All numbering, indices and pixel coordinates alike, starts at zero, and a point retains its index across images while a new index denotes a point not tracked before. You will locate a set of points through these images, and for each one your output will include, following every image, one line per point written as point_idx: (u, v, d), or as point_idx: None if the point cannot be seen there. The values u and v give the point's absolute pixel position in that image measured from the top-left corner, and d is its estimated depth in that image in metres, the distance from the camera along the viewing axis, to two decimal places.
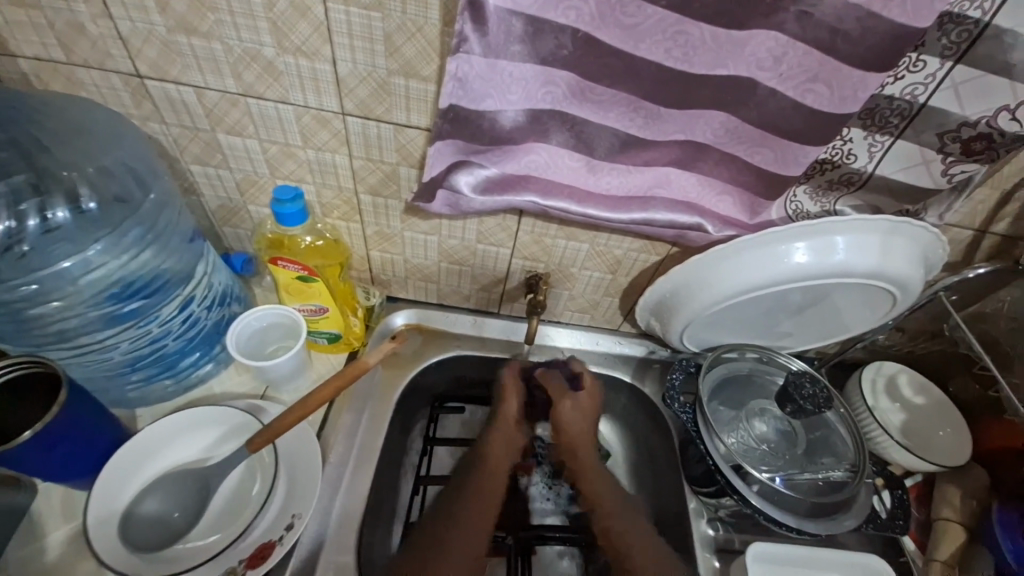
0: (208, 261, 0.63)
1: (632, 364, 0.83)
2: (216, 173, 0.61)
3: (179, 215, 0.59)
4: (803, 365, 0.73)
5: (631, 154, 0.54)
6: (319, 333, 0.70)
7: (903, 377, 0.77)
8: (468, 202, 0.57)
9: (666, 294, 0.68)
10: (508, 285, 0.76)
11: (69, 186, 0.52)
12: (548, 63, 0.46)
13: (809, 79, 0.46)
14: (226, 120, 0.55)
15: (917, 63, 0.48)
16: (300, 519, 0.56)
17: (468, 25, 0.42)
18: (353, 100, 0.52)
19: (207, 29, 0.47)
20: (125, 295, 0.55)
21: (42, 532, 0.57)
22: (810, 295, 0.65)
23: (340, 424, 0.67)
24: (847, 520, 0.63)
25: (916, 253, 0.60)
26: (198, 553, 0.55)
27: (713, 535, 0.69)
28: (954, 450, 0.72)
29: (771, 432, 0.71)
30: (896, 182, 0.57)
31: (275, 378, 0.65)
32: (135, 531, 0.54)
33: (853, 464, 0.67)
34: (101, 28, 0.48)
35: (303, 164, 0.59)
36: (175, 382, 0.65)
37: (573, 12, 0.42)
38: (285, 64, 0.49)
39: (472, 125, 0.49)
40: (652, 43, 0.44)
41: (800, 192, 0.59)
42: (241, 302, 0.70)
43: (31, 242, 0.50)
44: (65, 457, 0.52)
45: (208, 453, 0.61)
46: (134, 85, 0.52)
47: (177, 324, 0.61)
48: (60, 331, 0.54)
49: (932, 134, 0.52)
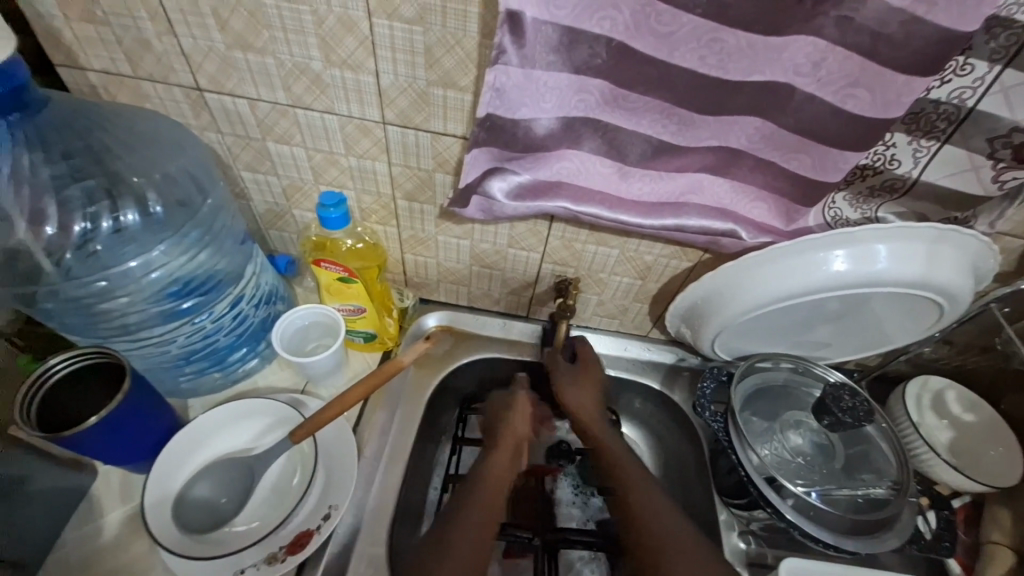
0: (256, 262, 0.67)
1: (662, 370, 0.82)
2: (264, 179, 0.65)
3: (232, 219, 0.63)
4: (842, 377, 0.71)
5: (663, 160, 0.54)
6: (357, 332, 0.72)
7: (952, 394, 0.73)
8: (501, 208, 0.59)
9: (698, 301, 0.67)
10: (537, 289, 0.77)
11: (139, 192, 0.56)
12: (582, 72, 0.47)
13: (849, 84, 0.46)
14: (275, 130, 0.59)
15: (964, 67, 0.47)
16: (336, 509, 0.59)
17: (507, 37, 0.43)
18: (394, 110, 0.54)
19: (262, 45, 0.51)
20: (182, 292, 0.59)
21: (102, 512, 0.61)
22: (848, 304, 0.63)
23: (374, 422, 0.70)
24: (889, 539, 0.60)
25: (965, 263, 0.58)
26: (242, 539, 0.58)
27: (744, 549, 0.68)
28: (1005, 470, 0.68)
29: (807, 445, 0.69)
30: (942, 188, 0.55)
31: (314, 374, 0.68)
32: (186, 513, 0.58)
33: (895, 482, 0.65)
34: (167, 46, 0.52)
35: (344, 171, 0.62)
36: (223, 376, 0.69)
37: (607, 22, 0.43)
38: (331, 76, 0.52)
39: (507, 132, 0.51)
40: (687, 50, 0.45)
41: (839, 197, 0.58)
42: (285, 301, 0.74)
43: (102, 241, 0.55)
44: (126, 441, 0.56)
45: (252, 443, 0.64)
46: (194, 98, 0.56)
47: (228, 320, 0.65)
48: (123, 325, 0.59)
49: (982, 139, 0.50)
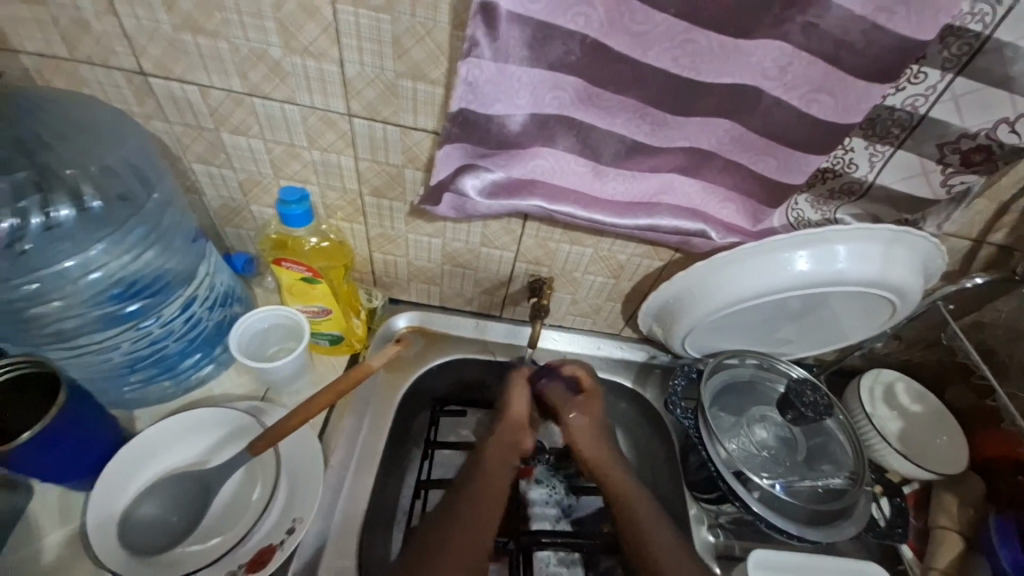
0: (210, 263, 0.63)
1: (633, 369, 0.83)
2: (219, 173, 0.61)
3: (181, 216, 0.59)
4: (803, 372, 0.74)
5: (636, 160, 0.54)
6: (321, 335, 0.69)
7: (901, 385, 0.78)
8: (474, 206, 0.57)
9: (669, 300, 0.68)
10: (509, 289, 0.76)
11: (73, 184, 0.52)
12: (556, 68, 0.46)
13: (814, 89, 0.47)
14: (230, 120, 0.55)
15: (918, 75, 0.49)
16: (301, 523, 0.56)
17: (480, 29, 0.42)
18: (360, 101, 0.52)
19: (215, 28, 0.47)
20: (126, 295, 0.55)
21: (36, 535, 0.56)
22: (810, 303, 0.66)
23: (342, 427, 0.67)
24: (848, 528, 0.63)
25: (917, 262, 0.61)
26: (197, 559, 0.55)
27: (714, 541, 0.70)
28: (952, 457, 0.72)
29: (771, 439, 0.71)
30: (896, 192, 0.57)
31: (276, 380, 0.65)
32: (133, 535, 0.54)
33: (852, 472, 0.68)
34: (108, 26, 0.47)
35: (308, 165, 0.59)
36: (174, 384, 0.64)
37: (581, 19, 0.43)
38: (292, 65, 0.49)
39: (481, 128, 0.49)
40: (660, 50, 0.45)
41: (802, 199, 0.60)
42: (243, 303, 0.69)
43: (32, 240, 0.50)
44: (64, 457, 0.51)
45: (207, 455, 0.60)
46: (138, 84, 0.52)
47: (178, 324, 0.60)
48: (58, 332, 0.54)
49: (933, 144, 0.53)
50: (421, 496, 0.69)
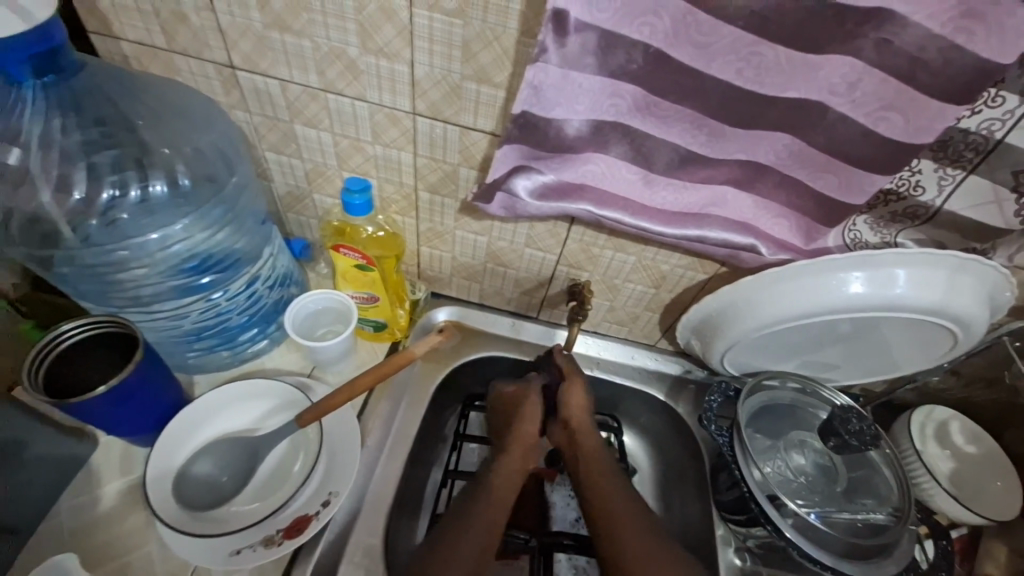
0: (274, 244, 0.67)
1: (667, 382, 0.82)
2: (288, 162, 0.65)
3: (254, 198, 0.63)
4: (848, 401, 0.71)
5: (688, 170, 0.55)
6: (367, 320, 0.73)
7: (956, 425, 0.73)
8: (524, 206, 0.59)
9: (711, 314, 0.67)
10: (549, 291, 0.77)
11: (169, 164, 0.57)
12: (617, 76, 0.47)
13: (882, 107, 0.46)
14: (305, 112, 0.59)
15: (996, 99, 0.47)
16: (336, 497, 0.59)
17: (549, 36, 0.44)
18: (425, 101, 0.54)
19: (300, 27, 0.51)
20: (200, 268, 0.60)
21: (100, 482, 0.61)
22: (861, 328, 0.64)
23: (378, 411, 0.70)
24: (889, 566, 0.60)
25: (982, 294, 0.58)
26: (239, 519, 0.58)
27: (740, 565, 0.68)
28: (1004, 504, 0.68)
29: (809, 466, 0.69)
30: (963, 219, 0.55)
31: (323, 360, 0.68)
32: (185, 489, 0.58)
33: (896, 508, 0.65)
34: (206, 22, 0.52)
35: (369, 159, 0.62)
36: (232, 355, 0.68)
37: (646, 29, 0.44)
38: (366, 64, 0.53)
39: (539, 131, 0.51)
40: (724, 62, 0.45)
41: (860, 221, 0.58)
42: (299, 285, 0.74)
43: (127, 211, 0.56)
44: (134, 410, 0.56)
45: (256, 424, 0.64)
46: (227, 75, 0.56)
47: (242, 300, 0.65)
48: (137, 296, 0.59)
49: (1009, 172, 0.50)
50: (448, 486, 0.71)
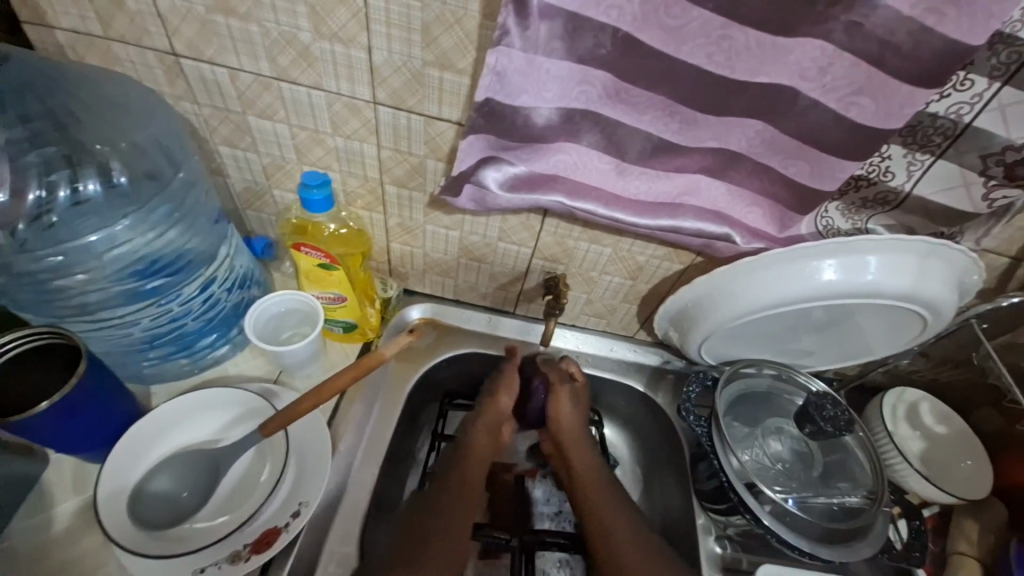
0: (230, 244, 0.63)
1: (646, 373, 0.81)
2: (244, 156, 0.61)
3: (205, 196, 0.60)
4: (823, 387, 0.72)
5: (662, 159, 0.53)
6: (335, 321, 0.70)
7: (925, 405, 0.75)
8: (494, 199, 0.57)
9: (687, 304, 0.67)
10: (525, 285, 0.75)
11: (102, 160, 0.53)
12: (586, 61, 0.45)
13: (853, 92, 0.45)
14: (258, 103, 0.55)
15: (965, 82, 0.46)
16: (307, 507, 0.56)
17: (511, 19, 0.41)
18: (386, 89, 0.52)
19: (247, 11, 0.47)
20: (148, 272, 0.56)
21: (51, 502, 0.58)
22: (834, 314, 0.64)
23: (351, 414, 0.67)
24: (864, 548, 0.61)
25: (951, 278, 0.59)
26: (203, 536, 0.55)
27: (720, 553, 0.68)
28: (973, 483, 0.70)
29: (786, 452, 0.69)
30: (933, 203, 0.55)
31: (289, 364, 0.65)
32: (141, 507, 0.55)
33: (871, 491, 0.66)
34: (141, 5, 0.48)
35: (330, 152, 0.59)
36: (191, 362, 0.65)
37: (614, 11, 0.42)
38: (321, 50, 0.49)
39: (506, 120, 0.49)
40: (694, 46, 0.43)
41: (832, 208, 0.58)
42: (261, 286, 0.70)
43: (60, 213, 0.51)
44: (83, 426, 0.52)
45: (219, 435, 0.61)
46: (170, 64, 0.52)
47: (197, 304, 0.61)
48: (82, 304, 0.55)
49: (976, 155, 0.50)
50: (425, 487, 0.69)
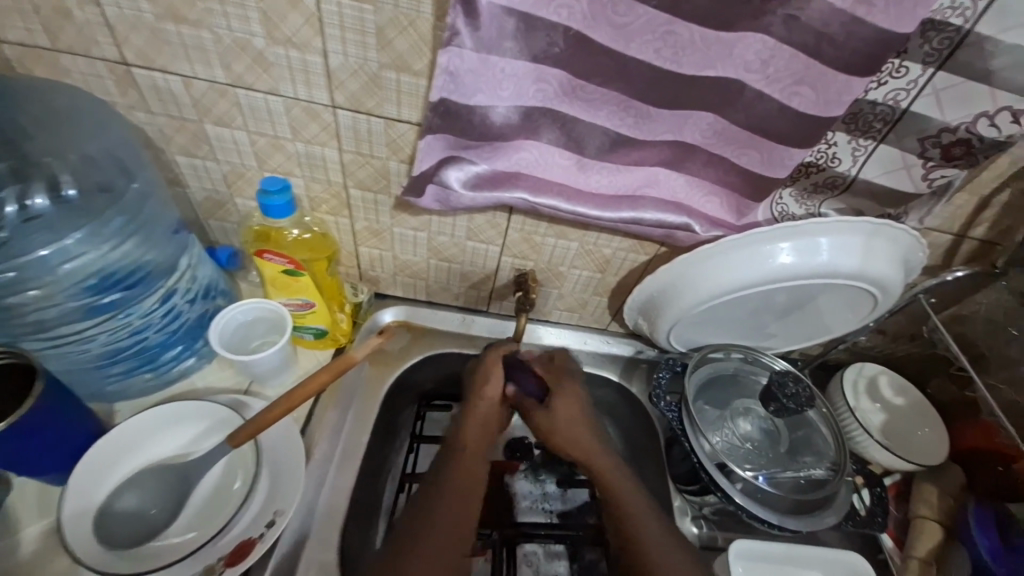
0: (192, 254, 0.62)
1: (620, 363, 0.83)
2: (202, 165, 0.60)
3: (162, 207, 0.59)
4: (786, 365, 0.74)
5: (621, 153, 0.54)
6: (306, 328, 0.69)
7: (884, 379, 0.78)
8: (458, 198, 0.57)
9: (655, 294, 0.68)
10: (496, 283, 0.75)
11: (51, 174, 0.52)
12: (540, 60, 0.46)
13: (795, 82, 0.47)
14: (213, 110, 0.54)
15: (900, 69, 0.49)
16: (281, 516, 0.56)
17: (460, 19, 0.42)
18: (344, 93, 0.52)
19: (197, 17, 0.47)
20: (104, 285, 0.55)
21: (15, 528, 0.56)
22: (792, 296, 0.66)
23: (325, 420, 0.66)
24: (828, 517, 0.64)
25: (897, 255, 0.62)
26: (176, 551, 0.54)
27: (698, 532, 0.71)
28: (931, 450, 0.74)
29: (755, 431, 0.72)
30: (879, 186, 0.58)
31: (261, 373, 0.65)
32: (109, 525, 0.54)
33: (834, 463, 0.68)
34: (87, 14, 0.47)
35: (291, 157, 0.58)
36: (156, 377, 0.63)
37: (565, 11, 0.43)
38: (275, 55, 0.49)
39: (464, 119, 0.49)
40: (643, 42, 0.45)
41: (786, 195, 0.60)
42: (226, 296, 0.69)
43: (10, 229, 0.50)
44: (38, 448, 0.50)
45: (188, 448, 0.60)
46: (119, 73, 0.51)
47: (158, 316, 0.60)
48: (35, 322, 0.54)
49: (914, 139, 0.53)
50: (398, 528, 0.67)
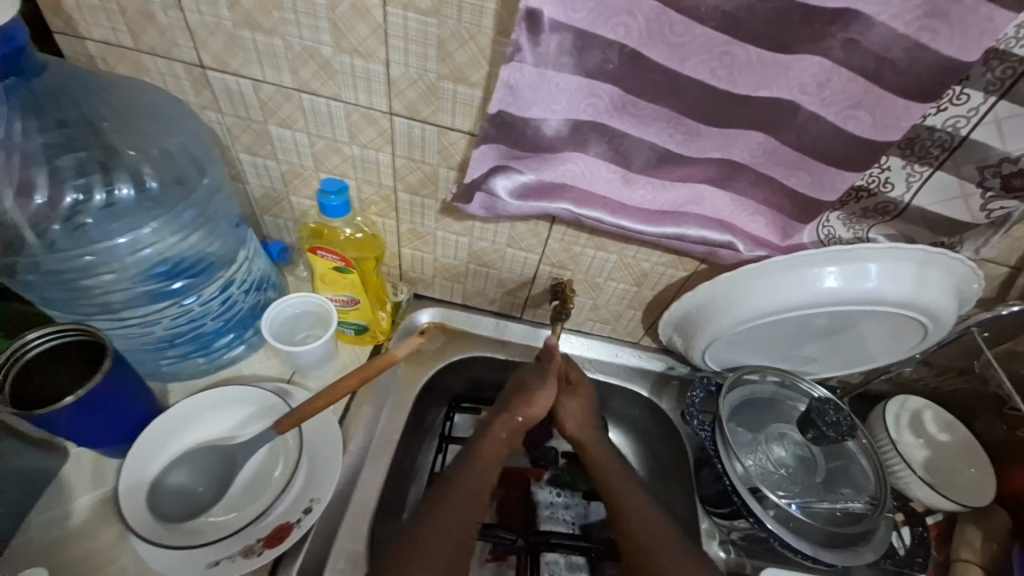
0: (250, 248, 0.66)
1: (651, 379, 0.83)
2: (263, 163, 0.64)
3: (227, 201, 0.62)
4: (826, 393, 0.72)
5: (667, 169, 0.55)
6: (348, 323, 0.72)
7: (928, 414, 0.75)
8: (503, 207, 0.58)
9: (692, 310, 0.68)
10: (532, 291, 0.77)
11: (134, 166, 0.56)
12: (593, 75, 0.47)
13: (851, 105, 0.47)
14: (278, 113, 0.58)
15: (961, 96, 0.48)
16: (317, 504, 0.58)
17: (523, 36, 0.44)
18: (402, 100, 0.54)
19: (272, 26, 0.50)
20: (171, 273, 0.58)
21: (71, 496, 0.59)
22: (835, 321, 0.65)
23: (361, 415, 0.69)
24: (866, 554, 0.62)
25: (950, 286, 0.60)
26: (217, 530, 0.57)
27: (725, 557, 0.69)
28: (976, 490, 0.70)
29: (789, 458, 0.70)
30: (932, 214, 0.56)
31: (303, 364, 0.67)
32: (159, 499, 0.57)
33: (873, 497, 0.67)
34: (173, 20, 0.50)
35: (347, 160, 0.61)
36: (207, 362, 0.67)
37: (621, 29, 0.44)
38: (340, 63, 0.52)
39: (516, 131, 0.51)
40: (698, 62, 0.45)
41: (833, 217, 0.59)
42: (277, 289, 0.72)
43: (92, 215, 0.54)
44: (101, 423, 0.54)
45: (234, 432, 0.63)
46: (196, 75, 0.55)
47: (216, 305, 0.63)
48: (106, 303, 0.57)
49: (973, 167, 0.52)
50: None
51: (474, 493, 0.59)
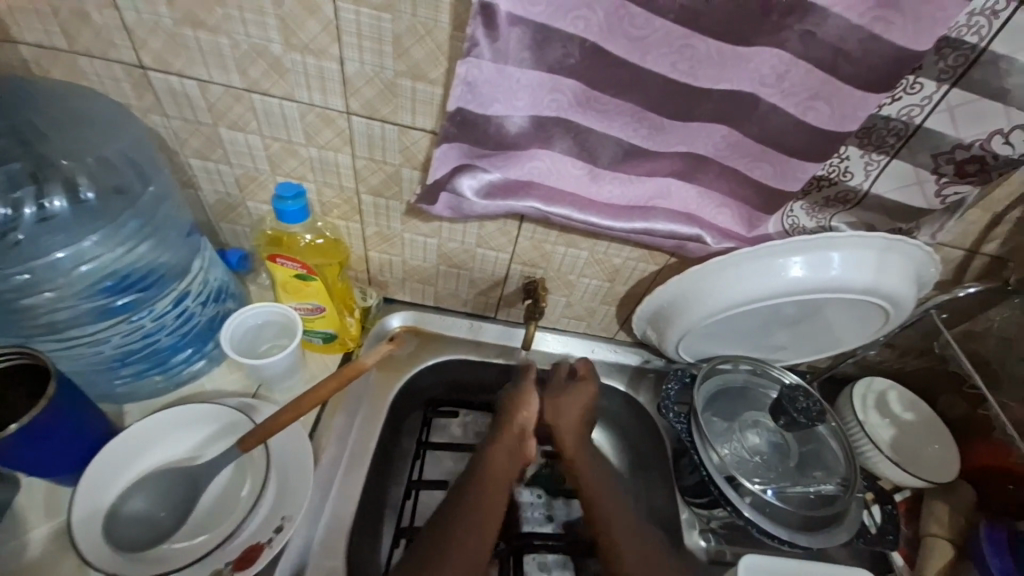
0: (204, 257, 0.63)
1: (627, 373, 0.83)
2: (215, 168, 0.61)
3: (176, 210, 0.59)
4: (796, 379, 0.74)
5: (634, 163, 0.54)
6: (315, 332, 0.69)
7: (893, 394, 0.78)
8: (470, 207, 0.57)
9: (664, 304, 0.68)
10: (505, 290, 0.75)
11: (68, 176, 0.52)
12: (555, 70, 0.46)
13: (811, 96, 0.47)
14: (228, 115, 0.55)
15: (914, 85, 0.49)
16: (289, 521, 0.56)
17: (480, 30, 0.42)
18: (359, 99, 0.52)
19: (215, 24, 0.47)
20: (118, 288, 0.55)
21: (26, 527, 0.56)
22: (802, 309, 0.66)
23: (332, 427, 0.67)
24: (840, 534, 0.63)
25: (910, 272, 0.62)
26: (183, 556, 0.54)
27: (705, 546, 0.70)
28: (941, 466, 0.73)
29: (764, 445, 0.71)
30: (890, 201, 0.57)
31: (269, 376, 0.65)
32: (117, 529, 0.53)
33: (844, 478, 0.68)
34: (107, 19, 0.47)
35: (305, 162, 0.59)
36: (165, 379, 0.64)
37: (581, 22, 0.43)
38: (292, 61, 0.49)
39: (479, 129, 0.50)
40: (659, 55, 0.45)
41: (797, 206, 0.60)
42: (236, 299, 0.69)
43: (26, 230, 0.50)
44: (51, 450, 0.51)
45: (196, 452, 0.60)
46: (136, 76, 0.52)
47: (171, 318, 0.60)
48: (50, 323, 0.54)
49: (928, 155, 0.53)
50: (399, 543, 0.65)
51: (481, 504, 0.59)
